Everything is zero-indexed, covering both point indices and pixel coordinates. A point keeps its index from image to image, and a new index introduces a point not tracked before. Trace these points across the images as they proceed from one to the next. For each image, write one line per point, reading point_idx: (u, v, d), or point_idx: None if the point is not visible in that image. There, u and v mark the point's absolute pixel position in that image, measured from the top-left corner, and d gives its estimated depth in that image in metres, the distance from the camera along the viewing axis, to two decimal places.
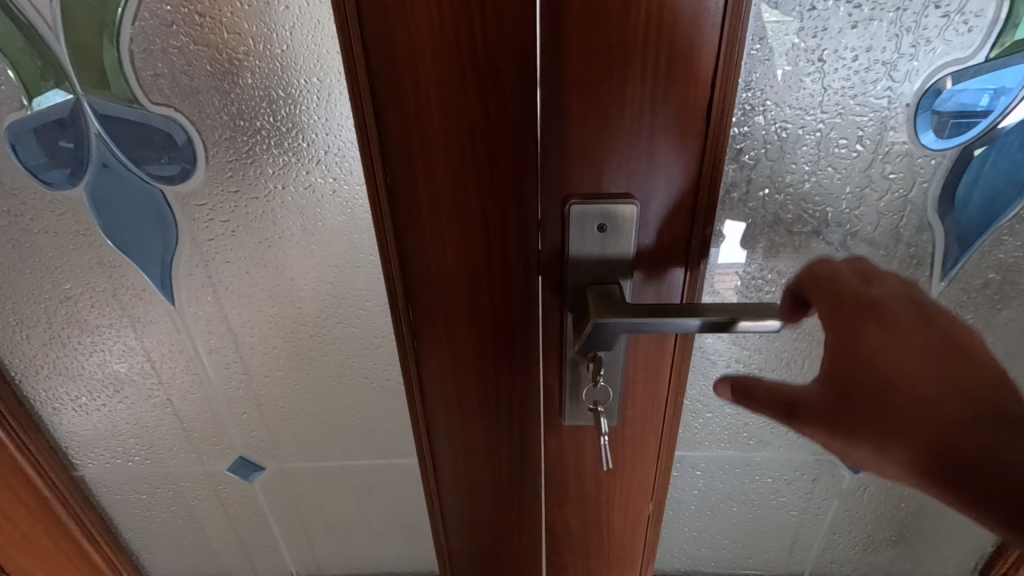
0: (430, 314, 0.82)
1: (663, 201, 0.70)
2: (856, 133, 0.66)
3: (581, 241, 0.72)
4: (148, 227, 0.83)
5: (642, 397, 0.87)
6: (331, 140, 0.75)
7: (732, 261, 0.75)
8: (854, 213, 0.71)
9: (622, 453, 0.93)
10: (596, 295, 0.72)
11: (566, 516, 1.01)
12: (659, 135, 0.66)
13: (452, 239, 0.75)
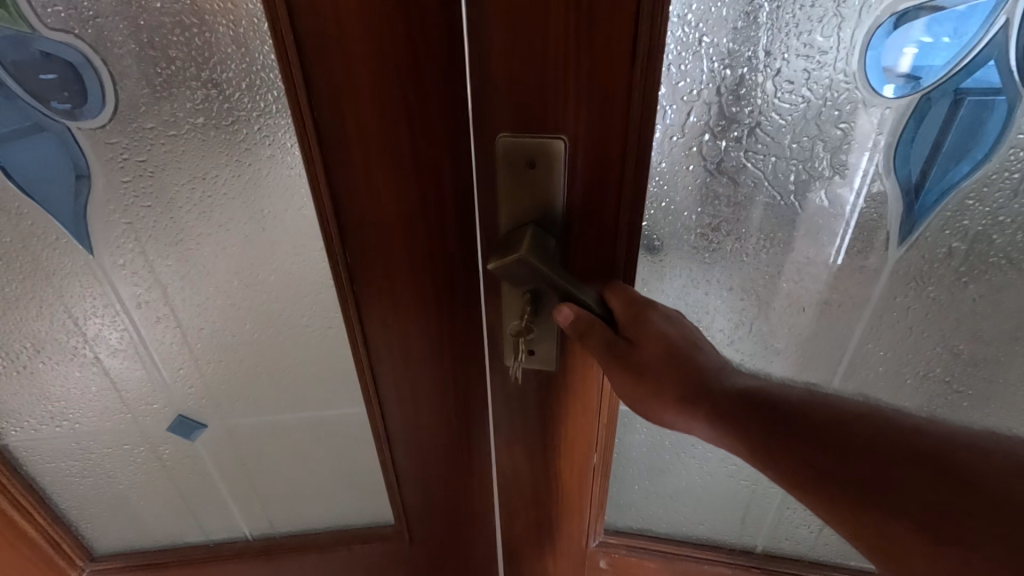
0: (376, 266, 0.78)
1: (598, 141, 0.63)
2: (803, 77, 0.59)
3: (510, 180, 0.67)
4: (57, 170, 0.77)
5: (582, 352, 0.82)
6: (252, 73, 0.69)
7: (674, 210, 0.69)
8: (802, 165, 0.65)
9: (563, 411, 0.89)
10: (533, 237, 0.67)
11: (514, 463, 0.98)
12: (587, 69, 0.59)
13: (387, 183, 0.70)
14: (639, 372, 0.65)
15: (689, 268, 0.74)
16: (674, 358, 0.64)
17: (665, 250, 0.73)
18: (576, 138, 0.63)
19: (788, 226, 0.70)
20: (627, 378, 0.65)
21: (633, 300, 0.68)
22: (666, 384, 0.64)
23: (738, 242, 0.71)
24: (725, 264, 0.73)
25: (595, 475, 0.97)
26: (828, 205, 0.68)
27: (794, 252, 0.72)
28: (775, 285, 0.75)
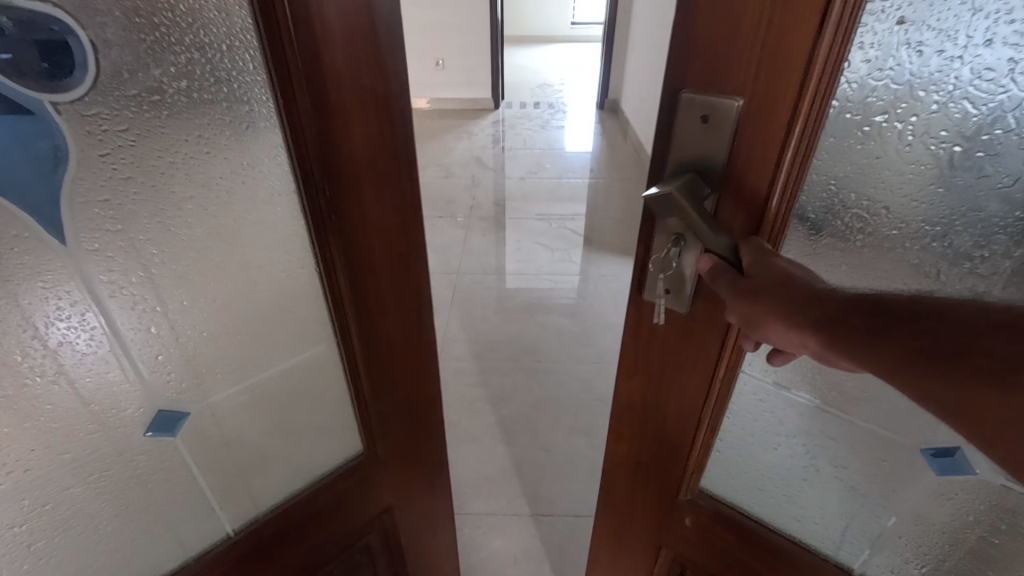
0: (351, 220, 0.67)
1: (770, 115, 0.51)
2: (1010, 61, 0.45)
3: (683, 127, 0.54)
4: (23, 163, 0.50)
5: (710, 321, 0.66)
6: (224, 29, 0.53)
7: (836, 192, 0.55)
8: (987, 159, 0.49)
9: (662, 386, 0.75)
10: (690, 186, 0.55)
11: (624, 395, 0.80)
12: (771, 28, 0.47)
13: (363, 138, 0.63)
14: (755, 301, 0.52)
15: (840, 261, 0.59)
16: (788, 284, 0.50)
17: (815, 236, 0.58)
18: (751, 108, 0.51)
19: (966, 219, 0.52)
20: (748, 309, 0.53)
21: (764, 250, 0.55)
22: (765, 310, 0.51)
23: (904, 229, 0.55)
24: (884, 250, 0.56)
25: (703, 425, 0.75)
26: (1013, 206, 0.50)
27: (973, 254, 0.53)
28: (933, 280, 0.56)
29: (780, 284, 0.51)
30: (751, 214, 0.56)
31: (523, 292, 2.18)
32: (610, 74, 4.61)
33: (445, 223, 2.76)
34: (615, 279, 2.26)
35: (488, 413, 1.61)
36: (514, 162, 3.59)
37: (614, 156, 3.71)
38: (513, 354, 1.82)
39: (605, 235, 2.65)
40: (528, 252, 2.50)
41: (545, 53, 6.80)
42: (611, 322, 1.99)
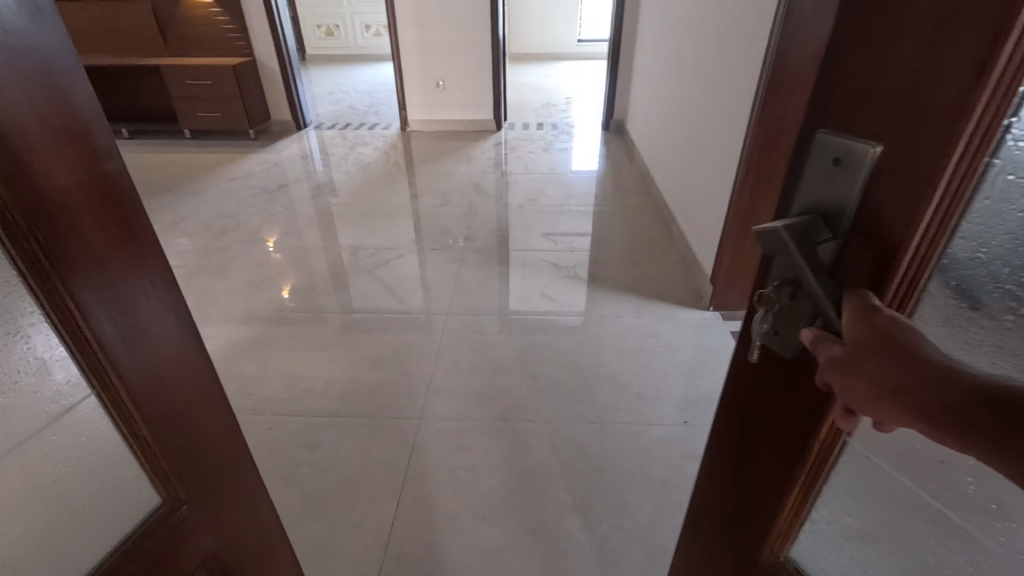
0: (78, 252, 0.48)
1: (909, 167, 0.36)
2: None
3: (813, 159, 0.43)
4: None
5: (806, 392, 0.50)
6: None
7: (988, 266, 0.38)
8: None
9: (750, 419, 0.59)
10: (801, 226, 0.43)
11: (723, 422, 0.65)
12: (930, 51, 0.34)
13: (69, 183, 0.46)
14: (854, 369, 0.38)
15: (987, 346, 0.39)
16: (899, 351, 0.36)
17: (957, 310, 0.40)
18: (891, 160, 0.37)
19: None
20: (846, 379, 0.38)
21: (868, 307, 0.39)
22: (869, 381, 0.37)
23: None
24: None
25: (787, 488, 0.55)
26: None
27: None
28: None
29: (884, 344, 0.36)
30: (874, 277, 0.40)
31: (516, 334, 2.00)
32: (614, 95, 4.49)
33: (437, 256, 2.62)
34: (618, 320, 2.08)
35: (473, 484, 1.43)
36: (513, 187, 3.45)
37: (618, 179, 3.56)
38: (503, 413, 1.64)
39: (608, 267, 2.47)
40: (524, 287, 2.32)
41: (549, 72, 6.74)
42: (611, 371, 1.80)
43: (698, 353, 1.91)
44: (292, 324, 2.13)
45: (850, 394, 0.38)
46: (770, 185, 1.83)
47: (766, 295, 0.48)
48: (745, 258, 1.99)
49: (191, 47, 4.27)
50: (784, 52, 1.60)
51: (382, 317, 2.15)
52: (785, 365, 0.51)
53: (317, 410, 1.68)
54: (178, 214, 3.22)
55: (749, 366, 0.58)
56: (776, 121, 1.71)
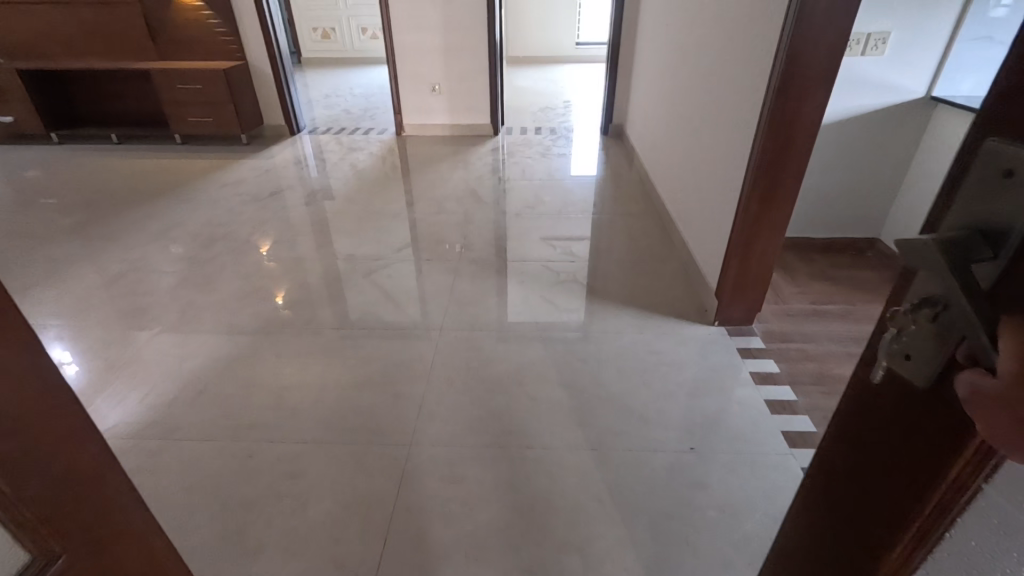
0: None
1: None
2: None
3: (987, 162, 0.34)
4: None
5: (940, 438, 0.40)
6: None
7: None
8: None
9: (857, 455, 0.50)
10: (955, 242, 0.35)
11: (827, 445, 0.55)
12: None
13: None
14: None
15: None
16: None
17: None
18: None
19: None
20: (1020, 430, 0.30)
21: None
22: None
23: None
24: None
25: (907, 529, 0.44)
26: None
27: None
28: None
29: None
30: None
31: (513, 351, 1.91)
32: (613, 100, 4.41)
33: (432, 267, 2.53)
34: (619, 335, 1.99)
35: (467, 519, 1.34)
36: (511, 195, 3.37)
37: (618, 186, 3.47)
38: (499, 438, 1.55)
39: (609, 279, 2.39)
40: (521, 300, 2.23)
41: (548, 75, 6.67)
42: (613, 392, 1.72)
43: (704, 371, 1.82)
44: (278, 340, 2.03)
45: (997, 428, 0.32)
46: (779, 196, 1.75)
47: (901, 314, 0.40)
48: (751, 272, 1.91)
49: (182, 50, 4.18)
50: (794, 58, 1.52)
51: (372, 332, 2.06)
52: (916, 400, 0.42)
53: (302, 436, 1.59)
54: (166, 222, 3.13)
55: (865, 385, 0.48)
56: (785, 130, 1.63)
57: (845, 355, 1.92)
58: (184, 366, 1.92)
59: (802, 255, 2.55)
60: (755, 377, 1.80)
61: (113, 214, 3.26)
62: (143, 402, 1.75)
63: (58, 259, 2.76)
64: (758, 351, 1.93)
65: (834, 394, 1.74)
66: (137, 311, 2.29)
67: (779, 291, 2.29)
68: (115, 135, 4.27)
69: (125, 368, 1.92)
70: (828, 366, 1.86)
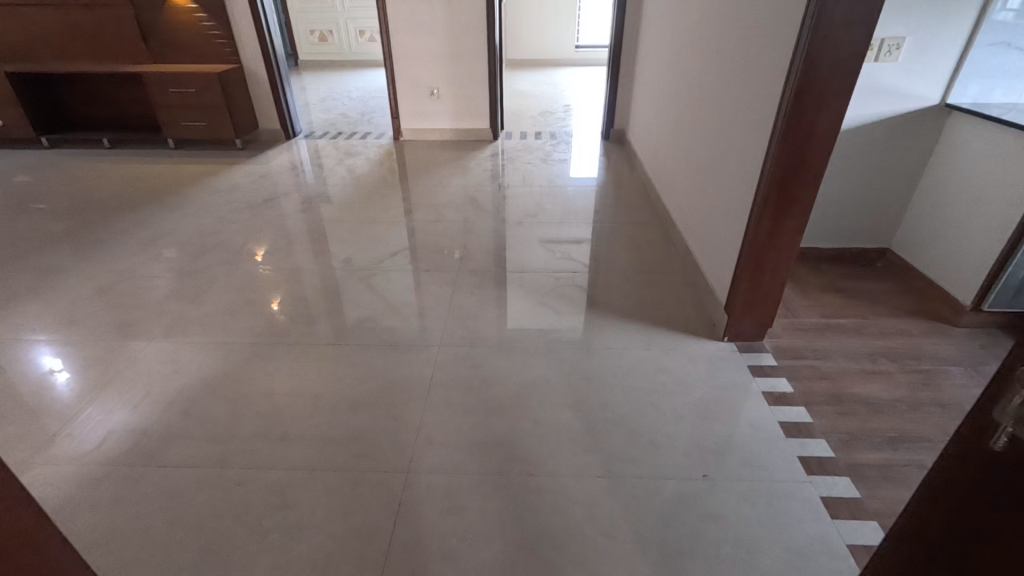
0: None
1: None
2: None
3: None
4: None
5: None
6: None
7: None
8: None
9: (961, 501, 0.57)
10: None
11: (931, 491, 0.61)
12: None
13: None
14: None
15: None
16: None
17: None
18: None
19: None
20: None
21: None
22: None
23: None
24: None
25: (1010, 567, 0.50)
26: None
27: None
28: None
29: None
30: None
31: (515, 369, 1.83)
32: (614, 104, 4.34)
33: (430, 278, 2.46)
34: (624, 352, 1.91)
35: (465, 554, 1.26)
36: (511, 202, 3.29)
37: (621, 192, 3.40)
38: (500, 465, 1.47)
39: (612, 291, 2.31)
40: (522, 314, 2.15)
41: (547, 78, 6.60)
42: (619, 414, 1.64)
43: (715, 391, 1.74)
44: (270, 357, 1.95)
45: None
46: (793, 209, 1.68)
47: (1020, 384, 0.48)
48: (763, 286, 1.84)
49: (176, 52, 4.10)
50: (812, 66, 1.45)
51: (368, 348, 1.98)
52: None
53: (292, 463, 1.50)
54: (157, 231, 3.04)
55: (974, 440, 0.55)
56: (801, 140, 1.56)
57: (861, 373, 1.84)
58: (170, 386, 1.83)
59: (811, 266, 2.48)
60: (768, 397, 1.72)
61: (103, 220, 3.19)
62: (127, 425, 1.67)
63: (44, 269, 2.67)
64: (770, 369, 1.85)
65: (851, 416, 1.66)
66: (124, 325, 2.20)
67: (789, 304, 2.22)
68: (106, 140, 4.18)
69: (111, 386, 1.85)
70: (844, 386, 1.78)
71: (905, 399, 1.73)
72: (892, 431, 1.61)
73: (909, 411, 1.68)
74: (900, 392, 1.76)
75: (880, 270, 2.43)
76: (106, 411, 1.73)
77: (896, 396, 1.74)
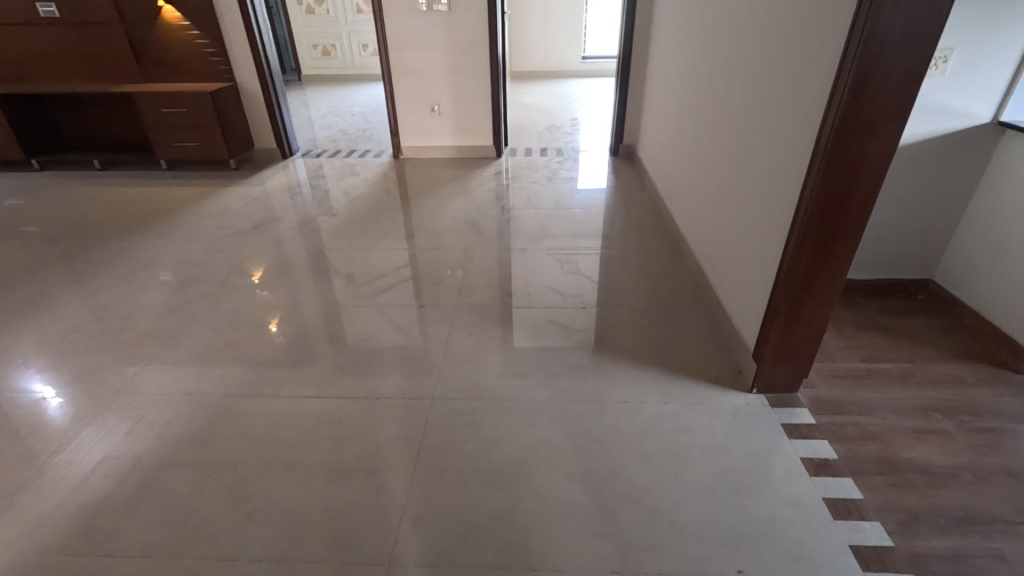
0: None
1: None
2: None
3: None
4: None
5: None
6: None
7: None
8: None
9: None
10: None
11: None
12: None
13: None
14: None
15: None
16: None
17: None
18: None
19: None
20: None
21: None
22: None
23: None
24: None
25: None
26: None
27: None
28: None
29: None
30: None
31: (516, 430, 1.61)
32: (623, 119, 4.14)
33: (425, 314, 2.26)
34: (640, 407, 1.69)
35: None
36: (514, 226, 3.09)
37: (631, 214, 3.19)
38: (499, 556, 1.26)
39: (625, 330, 2.09)
40: (525, 358, 1.94)
41: (553, 91, 6.42)
42: (636, 490, 1.42)
43: (745, 456, 1.51)
44: (244, 410, 1.75)
45: None
46: (835, 250, 1.46)
47: None
48: (798, 334, 1.62)
49: (170, 71, 3.97)
50: (861, 88, 1.23)
51: (352, 400, 1.77)
52: None
53: (257, 551, 1.30)
54: (140, 259, 2.87)
55: None
56: (847, 171, 1.34)
57: (913, 433, 1.60)
58: (133, 444, 1.64)
59: (845, 299, 2.24)
60: (807, 465, 1.49)
61: (86, 246, 3.04)
62: (76, 499, 1.47)
63: (16, 301, 2.50)
64: (807, 428, 1.61)
65: (907, 489, 1.42)
66: (92, 368, 2.02)
67: (824, 346, 1.98)
68: (97, 161, 4.05)
69: (65, 448, 1.64)
70: (895, 450, 1.54)
71: (970, 467, 1.49)
72: (958, 510, 1.36)
73: (975, 482, 1.44)
74: (962, 458, 1.52)
75: (923, 303, 2.20)
76: (53, 481, 1.52)
77: (957, 462, 1.50)
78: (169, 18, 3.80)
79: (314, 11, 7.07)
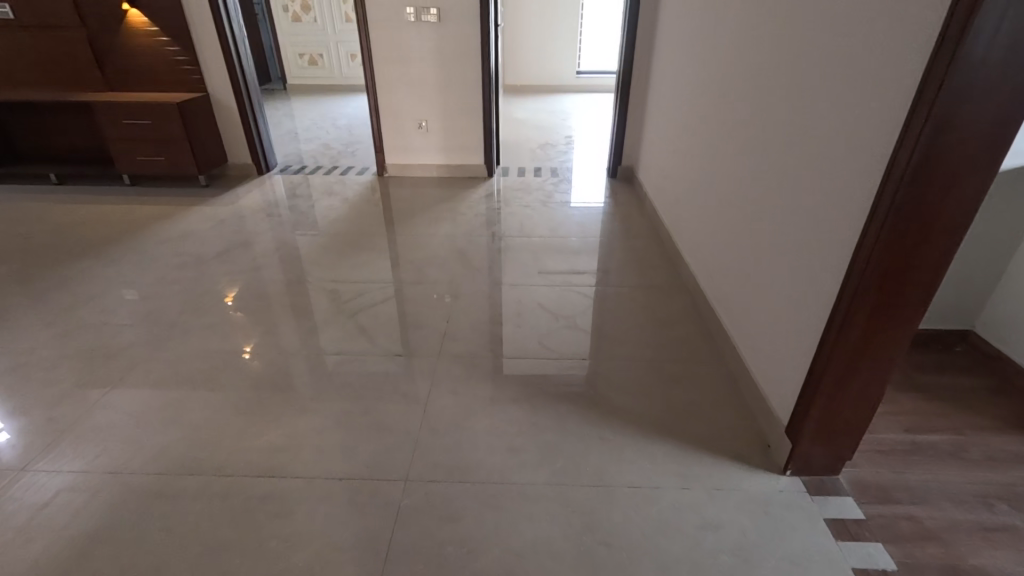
0: None
1: None
2: None
3: None
4: None
5: None
6: None
7: None
8: None
9: None
10: None
11: None
12: None
13: None
14: None
15: None
16: None
17: None
18: None
19: None
20: None
21: None
22: None
23: None
24: None
25: None
26: None
27: None
28: None
29: None
30: None
31: (505, 526, 1.33)
32: (622, 139, 3.91)
33: (403, 363, 1.97)
34: (656, 496, 1.41)
35: None
36: (506, 256, 2.82)
37: (632, 245, 2.93)
38: None
39: (631, 388, 1.82)
40: (518, 424, 1.66)
41: (548, 106, 6.20)
42: None
43: (786, 565, 1.25)
44: (179, 492, 1.45)
45: None
46: (896, 318, 1.21)
47: None
48: (843, 411, 1.36)
49: (137, 79, 3.68)
50: (943, 131, 0.99)
51: (310, 481, 1.47)
52: None
53: None
54: (85, 289, 2.55)
55: None
56: (919, 226, 1.08)
57: (979, 530, 1.35)
58: (40, 535, 1.34)
59: None
60: None
61: (27, 270, 2.73)
62: None
63: None
64: (857, 526, 1.35)
65: None
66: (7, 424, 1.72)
67: None
68: (54, 175, 3.74)
69: None
70: (961, 555, 1.28)
71: None
72: None
73: None
74: None
75: (964, 358, 1.95)
76: None
77: None
78: (135, 22, 3.52)
79: (301, 19, 6.83)
